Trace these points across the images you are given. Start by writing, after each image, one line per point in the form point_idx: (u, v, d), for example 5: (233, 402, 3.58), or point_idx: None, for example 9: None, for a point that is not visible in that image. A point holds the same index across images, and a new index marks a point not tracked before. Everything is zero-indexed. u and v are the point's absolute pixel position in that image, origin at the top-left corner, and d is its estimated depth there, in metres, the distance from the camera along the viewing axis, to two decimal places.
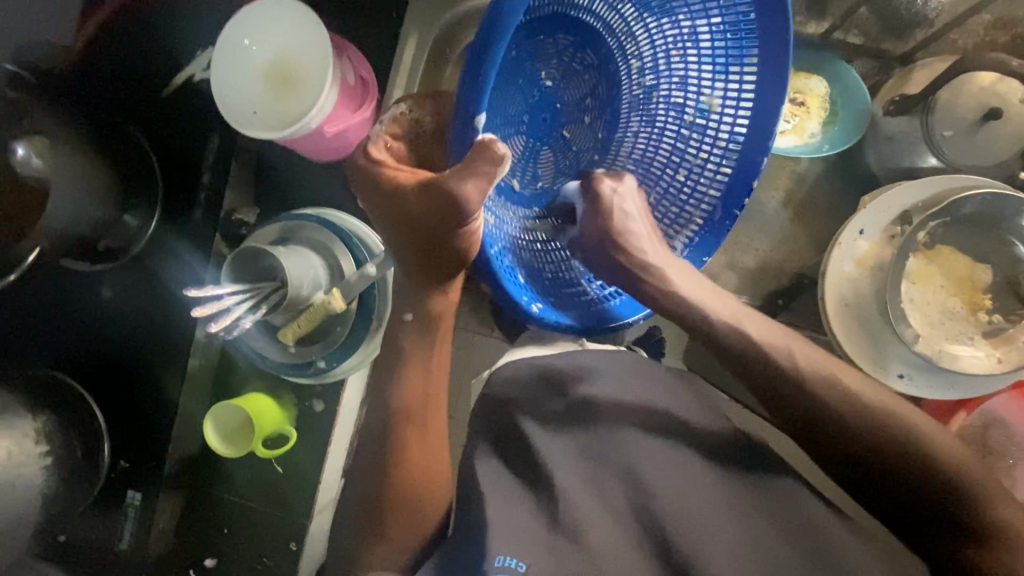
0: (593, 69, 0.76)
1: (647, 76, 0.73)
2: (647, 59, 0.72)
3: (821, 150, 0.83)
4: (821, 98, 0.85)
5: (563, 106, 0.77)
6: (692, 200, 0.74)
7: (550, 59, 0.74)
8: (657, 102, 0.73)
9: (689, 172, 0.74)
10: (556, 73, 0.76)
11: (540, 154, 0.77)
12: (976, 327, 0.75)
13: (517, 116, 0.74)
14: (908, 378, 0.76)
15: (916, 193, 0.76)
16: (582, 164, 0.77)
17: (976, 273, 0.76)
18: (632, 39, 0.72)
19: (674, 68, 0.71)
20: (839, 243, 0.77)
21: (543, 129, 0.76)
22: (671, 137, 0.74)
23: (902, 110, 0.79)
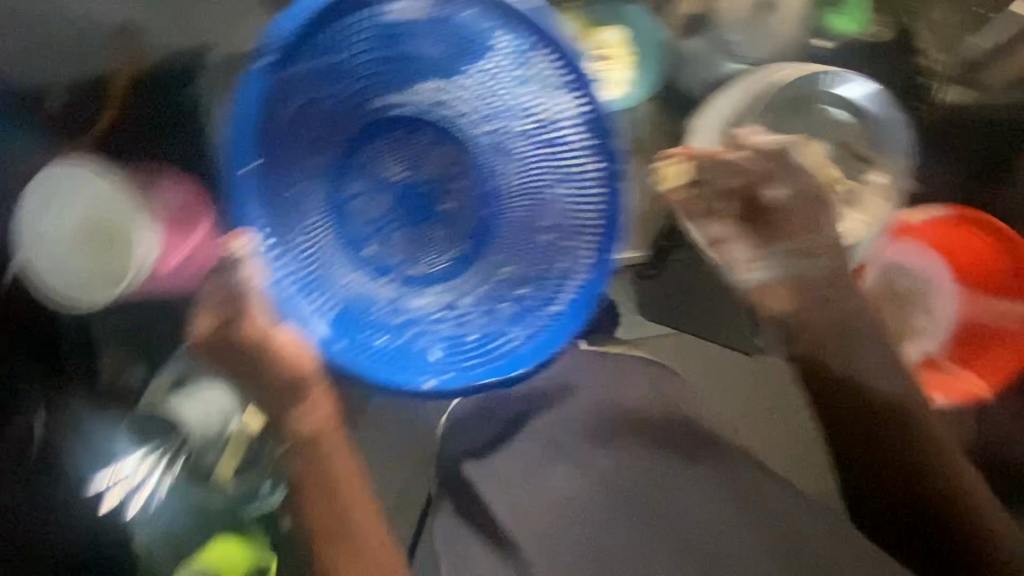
0: (431, 143, 0.69)
1: (483, 120, 0.67)
2: (479, 108, 0.66)
3: (630, 99, 0.84)
4: (623, 45, 0.85)
5: (422, 188, 0.70)
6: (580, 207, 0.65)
7: (386, 154, 0.69)
8: (504, 140, 0.67)
9: (565, 188, 0.65)
10: (398, 166, 0.69)
11: (419, 245, 0.70)
12: (835, 197, 0.77)
13: (372, 223, 0.70)
14: (799, 270, 0.77)
15: (726, 103, 0.80)
16: (466, 233, 0.70)
17: (813, 148, 0.78)
18: (450, 100, 0.67)
19: (502, 102, 0.66)
20: (680, 163, 0.78)
21: (416, 216, 0.70)
22: (541, 164, 0.66)
23: (694, 30, 0.83)
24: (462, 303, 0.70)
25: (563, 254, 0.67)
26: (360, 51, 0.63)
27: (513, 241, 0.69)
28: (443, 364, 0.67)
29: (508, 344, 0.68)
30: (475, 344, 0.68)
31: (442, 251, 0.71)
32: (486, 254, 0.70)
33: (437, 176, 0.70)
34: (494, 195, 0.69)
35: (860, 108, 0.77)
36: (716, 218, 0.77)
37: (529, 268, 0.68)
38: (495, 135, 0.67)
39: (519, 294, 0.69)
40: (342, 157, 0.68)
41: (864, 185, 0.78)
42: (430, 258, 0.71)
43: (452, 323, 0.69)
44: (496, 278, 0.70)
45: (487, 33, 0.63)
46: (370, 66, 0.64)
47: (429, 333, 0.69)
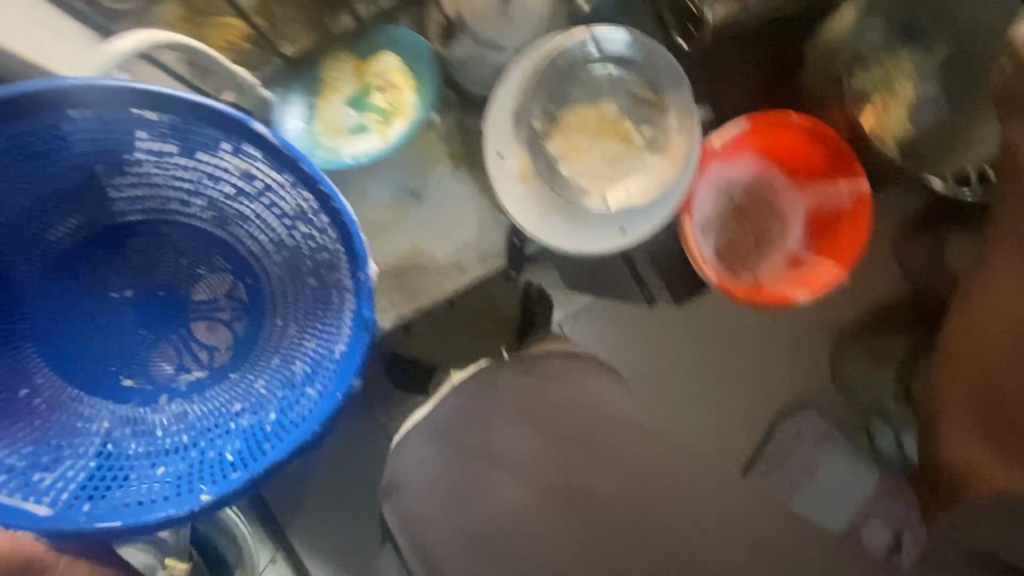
0: (160, 238, 0.71)
1: (198, 200, 0.67)
2: (181, 197, 0.67)
3: (422, 118, 0.83)
4: (401, 69, 0.84)
5: (173, 291, 0.74)
6: (317, 242, 0.63)
7: (128, 274, 0.72)
8: (229, 210, 0.67)
9: (299, 227, 0.63)
10: (133, 284, 0.73)
11: (195, 334, 0.74)
12: (640, 149, 0.78)
13: (141, 334, 0.73)
14: (630, 230, 0.78)
15: (512, 94, 0.77)
16: (242, 298, 0.72)
17: (604, 112, 0.78)
18: (150, 198, 0.68)
19: (201, 176, 0.64)
20: (494, 177, 0.77)
21: (179, 315, 0.74)
22: (262, 222, 0.66)
23: (451, 35, 0.80)
24: (259, 379, 0.68)
25: (329, 292, 0.64)
26: (17, 177, 0.60)
27: (277, 303, 0.70)
28: (235, 468, 0.60)
29: (302, 414, 0.61)
30: (274, 427, 0.62)
31: (223, 340, 0.73)
32: (266, 320, 0.71)
33: (184, 270, 0.73)
34: (244, 265, 0.71)
35: (630, 59, 0.77)
36: (543, 218, 0.78)
37: (304, 318, 0.67)
38: (211, 211, 0.68)
39: (309, 348, 0.65)
40: (80, 290, 0.71)
41: (664, 128, 0.78)
42: (212, 353, 0.73)
43: (250, 413, 0.65)
44: (285, 334, 0.69)
45: (127, 113, 0.57)
46: (48, 198, 0.64)
47: (228, 435, 0.65)
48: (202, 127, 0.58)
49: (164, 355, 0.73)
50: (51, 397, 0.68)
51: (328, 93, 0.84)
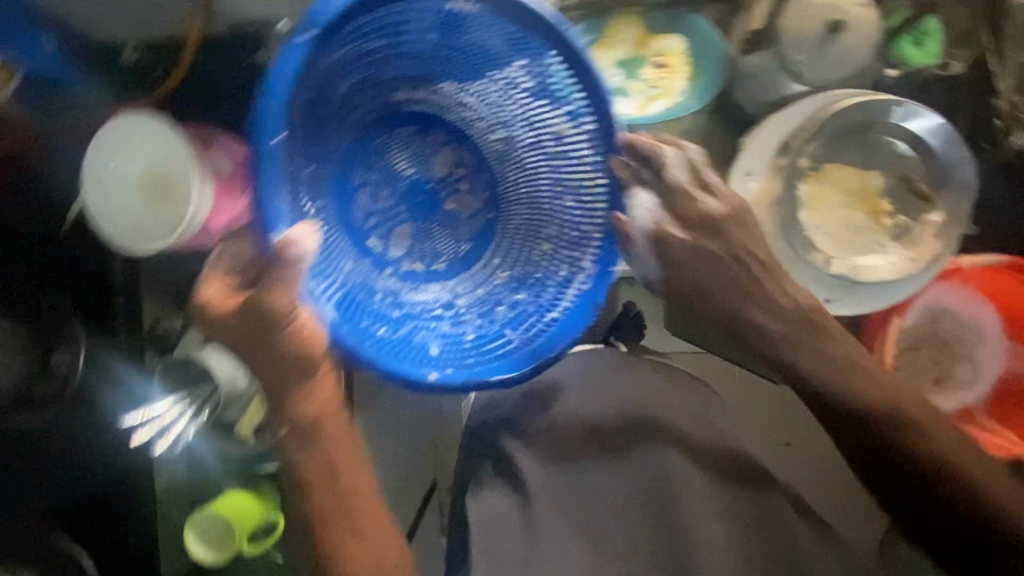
0: (444, 142, 0.75)
1: (499, 130, 0.73)
2: (492, 119, 0.73)
3: (688, 107, 0.84)
4: (682, 54, 0.86)
5: (432, 184, 0.76)
6: (585, 221, 0.72)
7: (404, 150, 0.75)
8: (520, 150, 0.73)
9: (571, 198, 0.72)
10: (409, 161, 0.75)
11: (430, 232, 0.77)
12: (885, 233, 0.75)
13: (391, 209, 0.75)
14: (833, 301, 0.77)
15: (786, 123, 0.77)
16: (474, 228, 0.77)
17: (868, 181, 0.76)
18: (469, 107, 0.73)
19: (518, 114, 0.71)
20: (731, 191, 0.78)
21: (424, 212, 0.76)
22: (546, 176, 0.72)
23: (755, 47, 0.81)
24: (459, 298, 0.75)
25: (561, 263, 0.73)
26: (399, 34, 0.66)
27: (507, 245, 0.76)
28: (444, 360, 0.69)
29: (501, 352, 0.71)
30: (472, 345, 0.72)
31: (445, 251, 0.77)
32: (485, 254, 0.76)
33: (448, 176, 0.76)
34: (494, 202, 0.76)
35: (923, 142, 0.74)
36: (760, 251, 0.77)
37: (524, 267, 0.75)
38: (505, 144, 0.73)
39: (517, 296, 0.74)
40: (363, 144, 0.73)
41: (921, 224, 0.74)
42: (436, 253, 0.77)
43: (450, 322, 0.73)
44: (500, 274, 0.75)
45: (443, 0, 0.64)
46: (409, 59, 0.69)
47: (425, 329, 0.71)
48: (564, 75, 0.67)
49: (392, 237, 0.75)
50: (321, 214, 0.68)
51: (605, 43, 0.87)
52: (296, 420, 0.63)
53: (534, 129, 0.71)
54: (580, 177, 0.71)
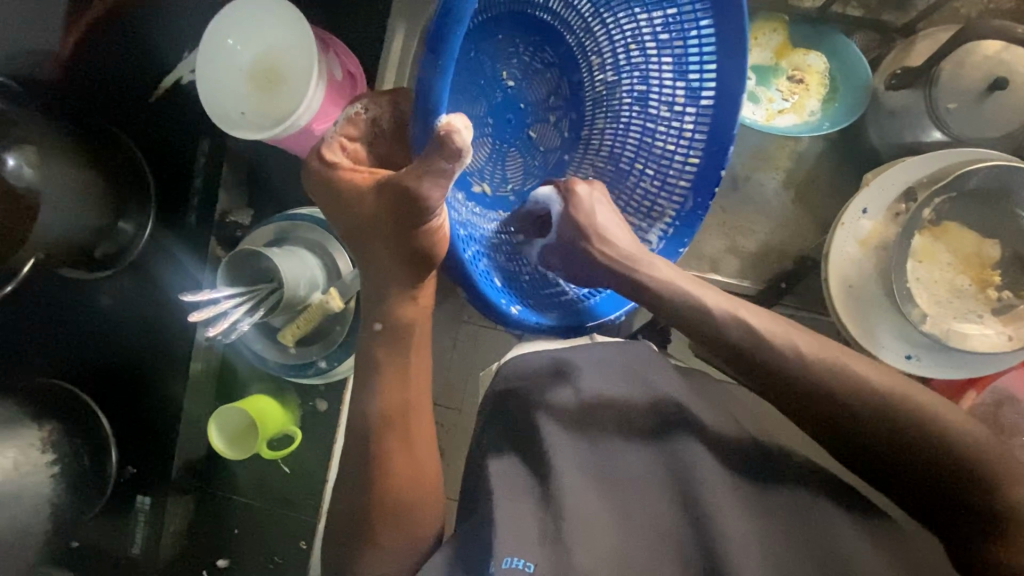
0: (553, 68, 0.78)
1: (609, 72, 0.76)
2: (608, 57, 0.75)
3: (821, 129, 0.81)
4: (820, 73, 0.84)
5: (528, 105, 0.78)
6: (663, 195, 0.76)
7: (513, 59, 0.76)
8: (620, 99, 0.76)
9: (658, 165, 0.75)
10: (517, 73, 0.77)
11: (508, 155, 0.78)
12: (985, 305, 0.73)
13: (480, 117, 0.74)
14: (916, 359, 0.74)
15: (920, 169, 0.74)
16: (550, 164, 0.80)
17: (983, 249, 0.74)
18: (592, 39, 0.75)
19: (634, 63, 0.74)
20: (841, 224, 0.75)
21: (509, 130, 0.78)
22: (637, 131, 0.76)
23: (904, 84, 0.76)
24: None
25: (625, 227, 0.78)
26: None
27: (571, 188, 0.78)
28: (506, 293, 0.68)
29: (558, 298, 0.74)
30: (529, 283, 0.74)
31: (515, 176, 0.79)
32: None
33: (545, 103, 0.79)
34: (574, 140, 0.80)
35: None
36: (852, 294, 0.75)
37: None
38: (607, 88, 0.76)
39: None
40: (481, 39, 0.73)
41: None
42: (507, 177, 0.78)
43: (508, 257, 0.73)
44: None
45: None
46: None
47: (492, 254, 0.71)
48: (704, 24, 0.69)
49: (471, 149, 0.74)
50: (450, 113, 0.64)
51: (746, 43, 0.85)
52: (386, 317, 0.66)
53: (642, 79, 0.74)
54: (674, 147, 0.74)
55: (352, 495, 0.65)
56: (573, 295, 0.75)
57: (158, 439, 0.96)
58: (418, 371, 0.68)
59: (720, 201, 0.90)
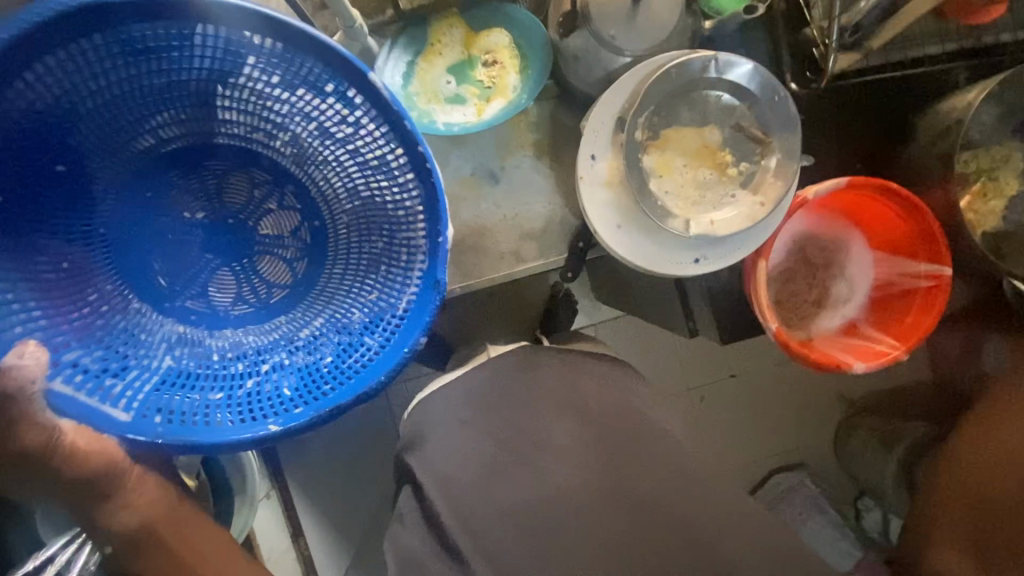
0: (239, 168, 0.81)
1: (283, 135, 0.76)
2: (271, 127, 0.76)
3: (522, 104, 0.84)
4: (508, 48, 0.85)
5: (241, 216, 0.83)
6: (402, 201, 0.72)
7: (200, 195, 0.82)
8: (312, 149, 0.76)
9: (382, 177, 0.73)
10: (207, 206, 0.82)
11: (256, 265, 0.83)
12: (732, 183, 0.77)
13: (204, 258, 0.82)
14: (705, 258, 0.78)
15: (617, 98, 0.76)
16: (299, 237, 0.82)
17: (706, 138, 0.77)
18: (247, 125, 0.77)
19: (289, 118, 0.74)
20: (581, 177, 0.77)
21: (239, 244, 0.83)
22: (349, 161, 0.74)
23: (570, 29, 0.79)
24: (316, 316, 0.77)
25: (400, 248, 0.75)
26: (129, 71, 0.66)
27: (340, 251, 0.80)
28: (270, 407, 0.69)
29: (361, 361, 0.71)
30: (331, 367, 0.72)
31: (281, 278, 0.83)
32: (313, 270, 0.81)
33: (259, 200, 0.82)
34: (312, 208, 0.81)
35: (745, 91, 0.76)
36: (627, 231, 0.77)
37: (353, 267, 0.79)
38: (292, 147, 0.77)
39: (371, 297, 0.75)
40: (156, 211, 0.80)
41: (761, 168, 0.77)
42: (267, 284, 0.83)
43: (304, 355, 0.74)
44: (353, 277, 0.78)
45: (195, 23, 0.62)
46: (159, 105, 0.72)
47: (278, 368, 0.73)
48: (299, 57, 0.65)
49: (216, 288, 0.82)
50: (116, 305, 0.75)
51: (432, 48, 0.86)
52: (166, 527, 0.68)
53: (314, 123, 0.73)
54: (378, 156, 0.71)
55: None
56: (377, 345, 0.72)
57: None
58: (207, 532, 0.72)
59: (490, 197, 0.91)
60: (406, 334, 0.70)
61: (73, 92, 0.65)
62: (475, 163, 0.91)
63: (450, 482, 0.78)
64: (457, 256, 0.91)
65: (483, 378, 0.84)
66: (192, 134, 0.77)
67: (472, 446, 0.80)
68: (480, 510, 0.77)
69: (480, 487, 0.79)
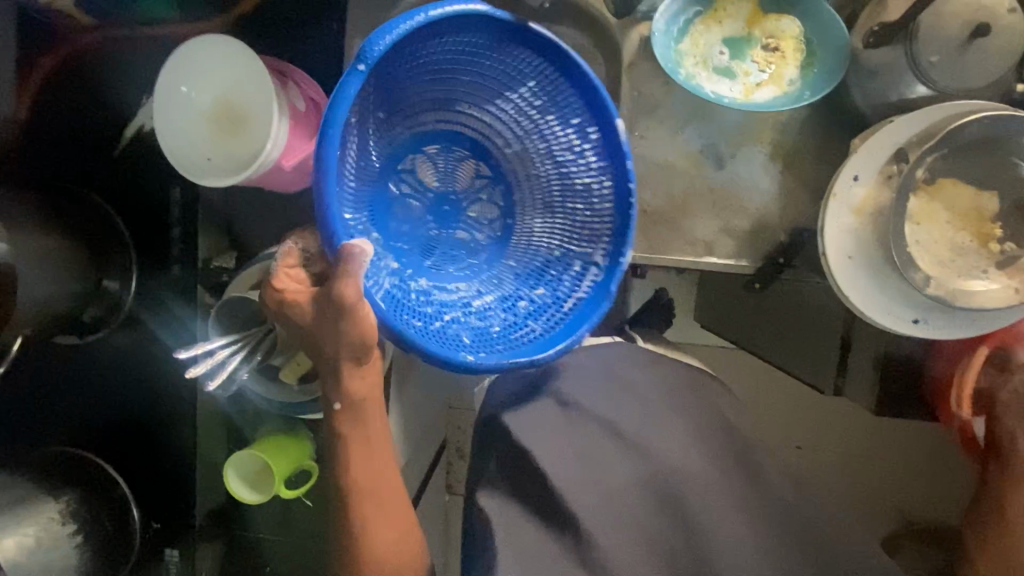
0: (468, 157, 0.79)
1: (513, 144, 0.78)
2: (507, 133, 0.77)
3: (801, 99, 0.79)
4: (795, 38, 0.81)
5: (458, 195, 0.79)
6: (594, 215, 0.76)
7: (431, 168, 0.78)
8: (533, 161, 0.77)
9: (582, 201, 0.76)
10: (436, 176, 0.78)
11: (458, 241, 0.79)
12: (989, 259, 0.71)
13: (421, 219, 0.77)
14: (924, 322, 0.74)
15: (908, 128, 0.71)
16: (499, 230, 0.79)
17: (982, 203, 0.71)
18: (491, 125, 0.77)
19: (526, 131, 0.77)
20: (833, 195, 0.73)
21: (450, 220, 0.79)
22: (557, 180, 0.77)
23: (884, 41, 0.73)
24: (489, 291, 0.77)
25: (574, 260, 0.77)
26: (437, 53, 0.69)
27: (528, 249, 0.79)
28: (459, 344, 0.70)
29: (526, 341, 0.73)
30: (500, 335, 0.74)
31: (473, 255, 0.79)
32: (501, 258, 0.79)
33: (473, 188, 0.79)
34: (512, 208, 0.80)
35: None
36: (857, 263, 0.74)
37: (529, 262, 0.78)
38: (518, 155, 0.78)
39: (537, 291, 0.77)
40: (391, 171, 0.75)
41: None
42: (456, 258, 0.78)
43: (477, 319, 0.74)
44: (527, 270, 0.78)
45: (494, 40, 0.70)
46: (432, 87, 0.73)
47: (458, 321, 0.73)
48: (560, 82, 0.72)
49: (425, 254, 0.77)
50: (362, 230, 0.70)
51: (715, 14, 0.82)
52: (346, 383, 0.68)
53: (543, 143, 0.77)
54: (588, 181, 0.76)
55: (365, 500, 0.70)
56: (541, 329, 0.75)
57: (176, 486, 0.95)
58: (375, 413, 0.72)
59: (706, 180, 0.88)
60: (580, 320, 0.74)
61: (399, 61, 0.68)
62: (707, 140, 0.87)
63: (545, 444, 0.78)
64: (651, 226, 0.88)
65: (604, 361, 0.86)
66: (443, 117, 0.76)
67: (582, 423, 0.80)
68: (585, 481, 0.76)
69: (584, 462, 0.77)
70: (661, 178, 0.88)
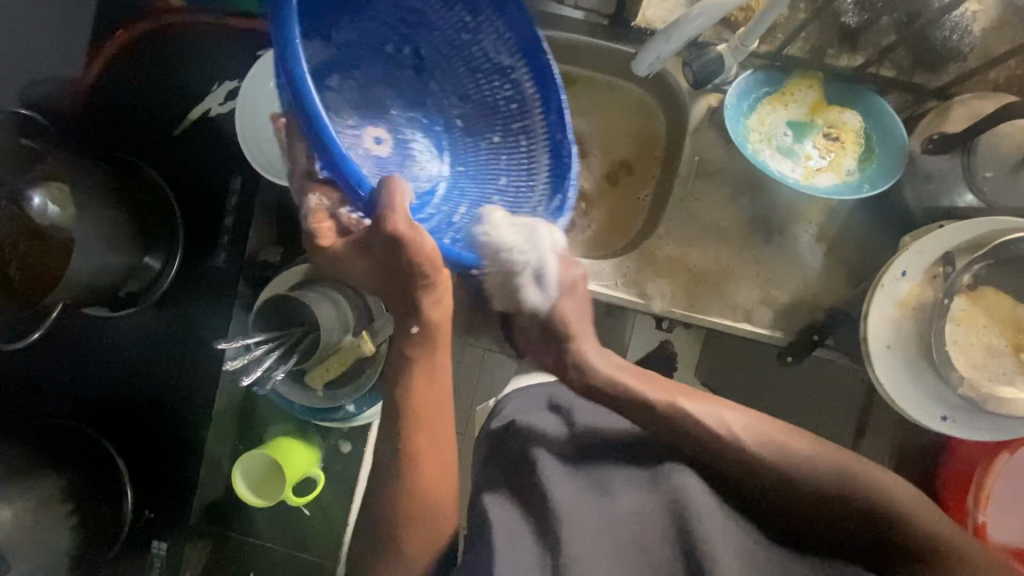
0: (377, 82, 0.70)
1: (408, 49, 0.69)
2: (398, 36, 0.68)
3: (860, 190, 0.82)
4: (856, 132, 0.86)
5: (388, 124, 0.70)
6: (517, 101, 0.70)
7: (342, 98, 0.68)
8: (441, 60, 0.69)
9: (504, 87, 0.69)
10: (361, 107, 0.69)
11: (409, 166, 0.69)
12: (1018, 367, 0.75)
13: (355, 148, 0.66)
14: (953, 420, 0.76)
15: (956, 236, 0.75)
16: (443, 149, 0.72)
17: (1018, 313, 0.75)
18: (382, 36, 0.68)
19: (419, 28, 0.68)
20: (882, 286, 0.76)
21: (388, 148, 0.69)
22: (473, 75, 0.69)
23: (943, 149, 0.80)
24: (459, 204, 0.68)
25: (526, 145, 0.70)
26: None
27: (479, 156, 0.71)
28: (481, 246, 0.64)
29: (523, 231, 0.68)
30: None
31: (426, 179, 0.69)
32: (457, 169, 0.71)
33: (397, 115, 0.71)
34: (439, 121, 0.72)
35: None
36: (892, 355, 0.77)
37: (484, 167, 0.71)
38: (422, 61, 0.69)
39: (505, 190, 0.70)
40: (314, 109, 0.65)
41: None
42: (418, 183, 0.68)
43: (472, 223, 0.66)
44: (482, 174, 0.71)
45: None
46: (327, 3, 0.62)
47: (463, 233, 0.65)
48: None
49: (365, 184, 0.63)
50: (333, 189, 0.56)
51: (783, 98, 0.87)
52: None
53: (436, 35, 0.68)
54: (503, 66, 0.68)
55: (386, 514, 0.61)
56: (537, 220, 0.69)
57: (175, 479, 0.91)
58: None
59: (752, 248, 0.91)
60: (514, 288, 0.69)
61: None
62: (758, 212, 0.91)
63: (564, 459, 0.62)
64: (694, 284, 0.90)
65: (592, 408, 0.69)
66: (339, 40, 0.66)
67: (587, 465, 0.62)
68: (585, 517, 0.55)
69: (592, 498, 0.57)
70: (709, 240, 0.91)
